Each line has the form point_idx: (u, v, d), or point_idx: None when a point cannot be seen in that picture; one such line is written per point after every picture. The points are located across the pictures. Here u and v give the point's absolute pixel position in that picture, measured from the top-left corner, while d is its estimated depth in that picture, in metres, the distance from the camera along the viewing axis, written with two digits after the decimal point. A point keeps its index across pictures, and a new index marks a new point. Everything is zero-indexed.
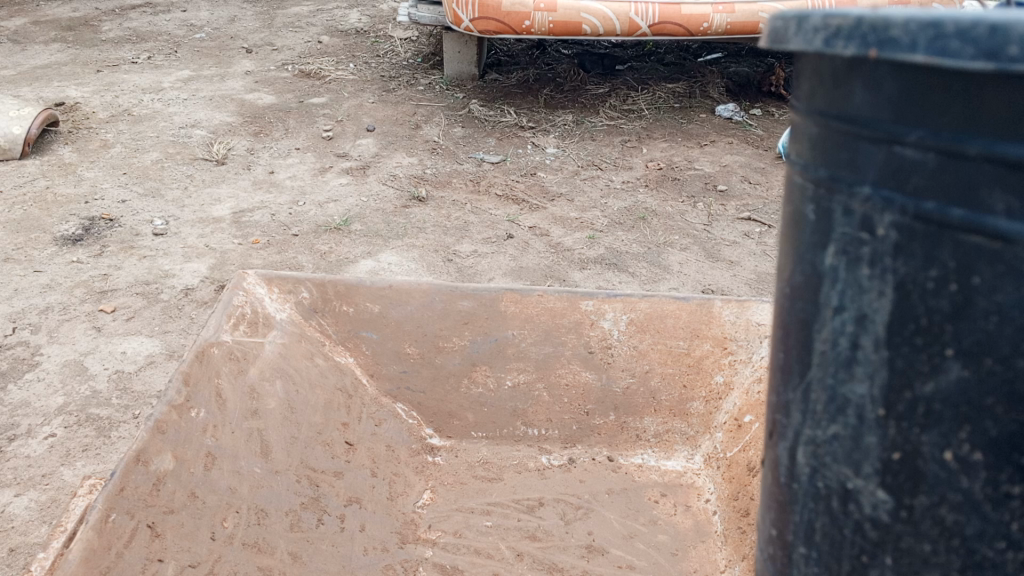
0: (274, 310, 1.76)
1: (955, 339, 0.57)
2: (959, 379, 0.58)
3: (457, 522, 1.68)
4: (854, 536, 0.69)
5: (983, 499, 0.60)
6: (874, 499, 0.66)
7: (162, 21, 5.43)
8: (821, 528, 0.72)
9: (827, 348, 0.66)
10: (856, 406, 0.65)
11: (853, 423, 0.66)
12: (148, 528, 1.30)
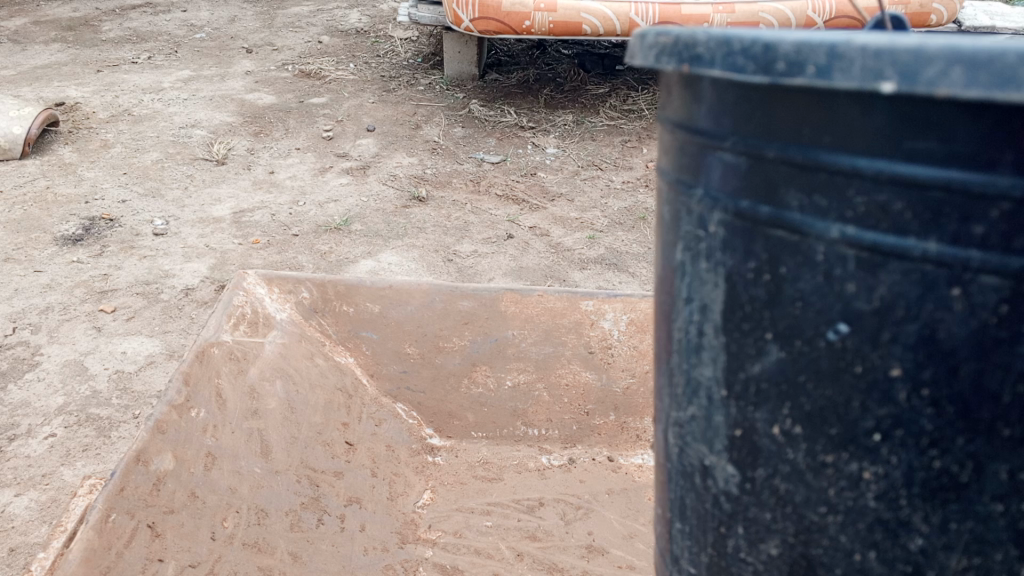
0: (274, 310, 1.76)
1: (773, 322, 0.57)
2: (778, 358, 0.57)
3: (457, 523, 1.69)
4: (711, 510, 0.68)
5: (808, 469, 0.59)
6: (725, 474, 0.66)
7: (162, 21, 5.43)
8: (689, 505, 0.72)
9: (680, 335, 0.66)
10: (698, 386, 0.65)
11: (705, 404, 0.65)
12: (149, 528, 1.30)
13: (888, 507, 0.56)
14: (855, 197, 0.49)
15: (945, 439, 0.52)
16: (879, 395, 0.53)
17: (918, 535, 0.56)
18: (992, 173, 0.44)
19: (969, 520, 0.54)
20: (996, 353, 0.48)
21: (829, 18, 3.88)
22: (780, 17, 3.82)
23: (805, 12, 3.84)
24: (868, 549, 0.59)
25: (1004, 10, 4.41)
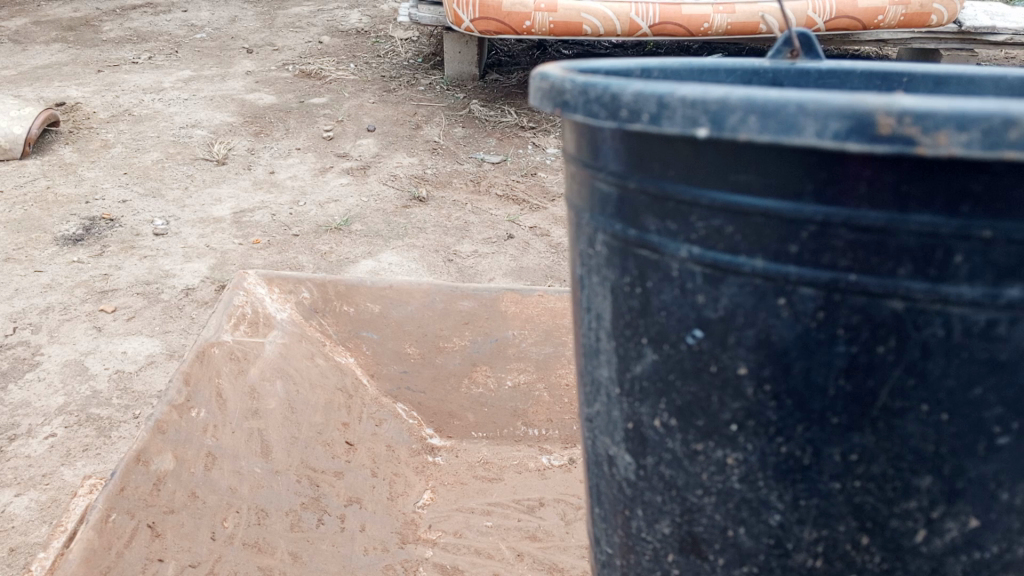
0: (274, 310, 1.76)
1: (647, 329, 0.68)
2: (653, 360, 0.69)
3: (457, 522, 1.68)
4: (619, 495, 0.80)
5: (683, 455, 0.70)
6: (624, 461, 0.77)
7: (162, 21, 5.43)
8: (604, 492, 0.83)
9: (587, 342, 0.78)
10: (598, 385, 0.78)
11: (606, 401, 0.78)
12: (149, 528, 1.30)
13: (750, 488, 0.67)
14: (697, 223, 0.60)
15: (787, 427, 0.63)
16: (731, 391, 0.64)
17: (776, 510, 0.67)
18: (800, 199, 0.55)
19: (815, 496, 0.65)
20: (820, 353, 0.59)
21: (829, 18, 3.86)
22: (781, 18, 3.80)
23: (805, 12, 3.82)
24: (738, 525, 0.70)
25: (1003, 9, 4.37)
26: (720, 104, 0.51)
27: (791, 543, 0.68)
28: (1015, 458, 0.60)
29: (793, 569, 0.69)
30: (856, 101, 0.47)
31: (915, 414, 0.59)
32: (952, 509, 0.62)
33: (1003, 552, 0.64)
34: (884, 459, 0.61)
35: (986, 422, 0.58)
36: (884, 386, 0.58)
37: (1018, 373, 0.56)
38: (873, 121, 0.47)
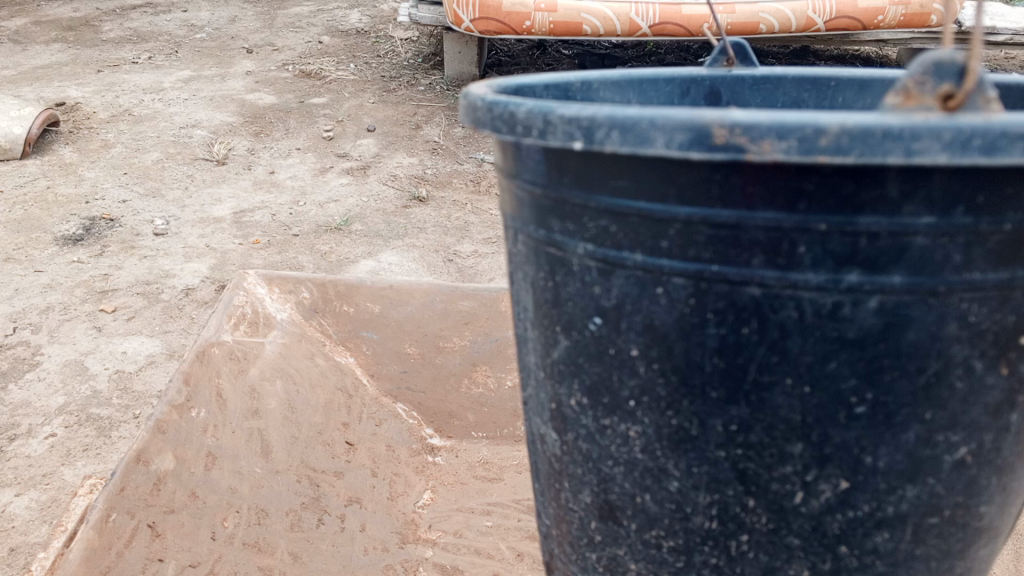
0: (274, 310, 1.76)
1: (558, 317, 0.75)
2: (565, 345, 0.76)
3: (457, 522, 1.68)
4: (550, 472, 0.86)
5: (595, 429, 0.77)
6: (550, 440, 0.84)
7: (162, 21, 5.42)
8: (540, 471, 0.90)
9: (519, 334, 0.86)
10: (528, 371, 0.85)
11: (534, 386, 0.85)
12: (149, 528, 1.30)
13: (651, 457, 0.73)
14: (589, 223, 0.68)
15: (676, 401, 0.69)
16: (627, 370, 0.71)
17: (674, 478, 0.73)
18: (665, 203, 0.62)
19: (705, 463, 0.71)
20: (695, 334, 0.66)
21: (829, 18, 3.91)
22: (780, 17, 3.84)
23: (805, 12, 3.87)
24: (645, 492, 0.75)
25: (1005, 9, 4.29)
26: (588, 121, 0.59)
27: (689, 508, 0.73)
28: (876, 425, 0.66)
29: (694, 533, 0.74)
30: (695, 115, 0.55)
31: (782, 387, 0.65)
32: (825, 473, 0.68)
33: (875, 512, 0.70)
34: (759, 428, 0.67)
35: (843, 393, 0.65)
36: (752, 362, 0.65)
37: (869, 348, 0.63)
38: (711, 133, 0.54)
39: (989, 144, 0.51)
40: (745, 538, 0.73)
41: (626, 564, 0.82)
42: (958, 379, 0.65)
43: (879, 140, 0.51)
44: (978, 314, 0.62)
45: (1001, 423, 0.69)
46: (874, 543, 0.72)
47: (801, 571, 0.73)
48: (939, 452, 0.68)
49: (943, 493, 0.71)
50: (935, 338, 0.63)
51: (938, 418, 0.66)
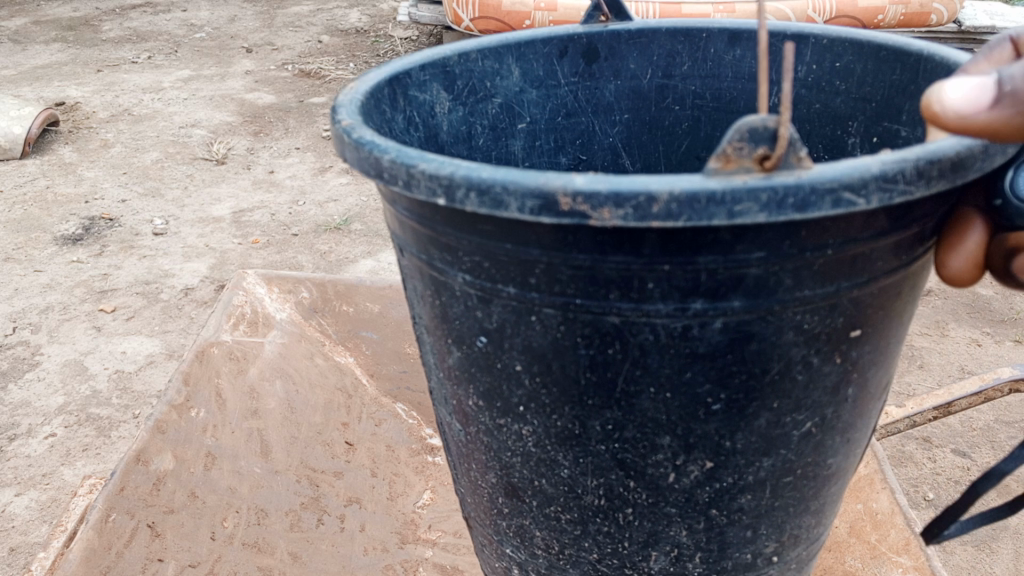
0: (273, 310, 1.78)
1: (447, 331, 0.75)
2: (457, 356, 0.76)
3: (458, 523, 1.60)
4: (461, 455, 0.88)
5: (492, 427, 0.78)
6: (456, 430, 0.86)
7: (162, 21, 5.40)
8: (452, 450, 0.92)
9: (418, 334, 0.86)
10: (431, 368, 0.86)
11: (437, 383, 0.85)
12: (149, 528, 1.36)
13: (542, 449, 0.75)
14: (464, 257, 0.67)
15: (557, 406, 0.71)
16: (513, 380, 0.72)
17: (564, 466, 0.75)
18: (527, 247, 0.61)
19: (588, 455, 0.72)
20: (567, 353, 0.67)
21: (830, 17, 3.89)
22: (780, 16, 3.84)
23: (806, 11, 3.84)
24: (540, 477, 0.77)
25: (1004, 9, 4.24)
26: (445, 182, 0.58)
27: (580, 489, 0.75)
28: (734, 417, 0.68)
29: (586, 509, 0.77)
30: (544, 182, 0.54)
31: (647, 393, 0.67)
32: (692, 456, 0.70)
33: (738, 480, 0.73)
34: (632, 426, 0.69)
35: (700, 396, 0.66)
36: (619, 375, 0.66)
37: (720, 358, 0.64)
38: (555, 200, 0.54)
39: (805, 199, 0.52)
40: (631, 511, 0.75)
41: (532, 535, 0.84)
42: (800, 373, 0.67)
43: (709, 205, 0.52)
44: (815, 321, 0.64)
45: (841, 399, 0.72)
46: (740, 503, 0.75)
47: (680, 532, 0.76)
48: (790, 432, 0.71)
49: (797, 457, 0.74)
50: (779, 344, 0.64)
51: (787, 406, 0.69)
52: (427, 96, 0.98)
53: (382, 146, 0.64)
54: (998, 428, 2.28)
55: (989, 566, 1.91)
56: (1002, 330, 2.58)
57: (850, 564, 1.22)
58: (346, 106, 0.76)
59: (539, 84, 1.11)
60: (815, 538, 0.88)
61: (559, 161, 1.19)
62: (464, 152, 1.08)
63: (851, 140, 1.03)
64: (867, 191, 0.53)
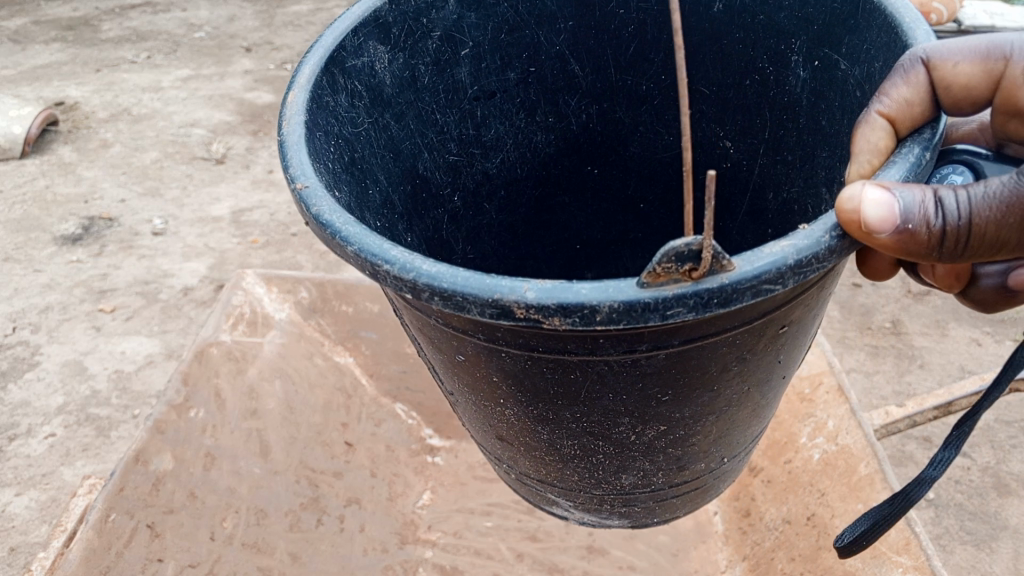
0: (272, 310, 1.74)
1: (425, 331, 0.78)
2: (439, 356, 0.80)
3: (457, 523, 1.65)
4: (450, 399, 0.94)
5: (476, 397, 0.82)
6: (445, 388, 0.90)
7: (162, 20, 5.22)
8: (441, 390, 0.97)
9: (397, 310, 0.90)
10: (411, 339, 0.90)
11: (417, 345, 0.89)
12: (148, 528, 1.37)
13: (522, 419, 0.80)
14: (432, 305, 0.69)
15: (531, 401, 0.75)
16: (488, 379, 0.76)
17: (542, 433, 0.81)
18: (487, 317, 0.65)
19: (562, 429, 0.78)
20: (535, 373, 0.71)
21: None
22: None
23: None
24: (522, 435, 0.83)
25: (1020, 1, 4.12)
26: (409, 285, 0.61)
27: (556, 442, 0.82)
28: (683, 399, 0.73)
29: (564, 456, 0.84)
30: (493, 293, 0.58)
31: (608, 396, 0.71)
32: (651, 424, 0.76)
33: (693, 430, 0.80)
34: (597, 413, 0.74)
35: (651, 394, 0.71)
36: (582, 388, 0.71)
37: (667, 371, 0.69)
38: (510, 309, 0.58)
39: (728, 298, 0.57)
40: (604, 456, 0.82)
41: (523, 461, 0.91)
42: (735, 363, 0.72)
43: (645, 311, 0.56)
44: (747, 336, 0.69)
45: (772, 365, 0.78)
46: (696, 442, 0.82)
47: (647, 464, 0.84)
48: (727, 393, 0.76)
49: (744, 402, 0.80)
50: (717, 354, 0.69)
51: (725, 384, 0.74)
52: (364, 58, 1.00)
53: (344, 232, 0.66)
54: (997, 428, 2.25)
55: (988, 565, 1.93)
56: (1002, 329, 2.57)
57: (851, 564, 1.20)
58: (294, 144, 0.78)
59: (474, 7, 1.14)
60: (762, 429, 0.95)
61: (506, 78, 1.23)
62: (413, 97, 1.11)
63: (795, 57, 1.07)
64: (782, 279, 0.58)
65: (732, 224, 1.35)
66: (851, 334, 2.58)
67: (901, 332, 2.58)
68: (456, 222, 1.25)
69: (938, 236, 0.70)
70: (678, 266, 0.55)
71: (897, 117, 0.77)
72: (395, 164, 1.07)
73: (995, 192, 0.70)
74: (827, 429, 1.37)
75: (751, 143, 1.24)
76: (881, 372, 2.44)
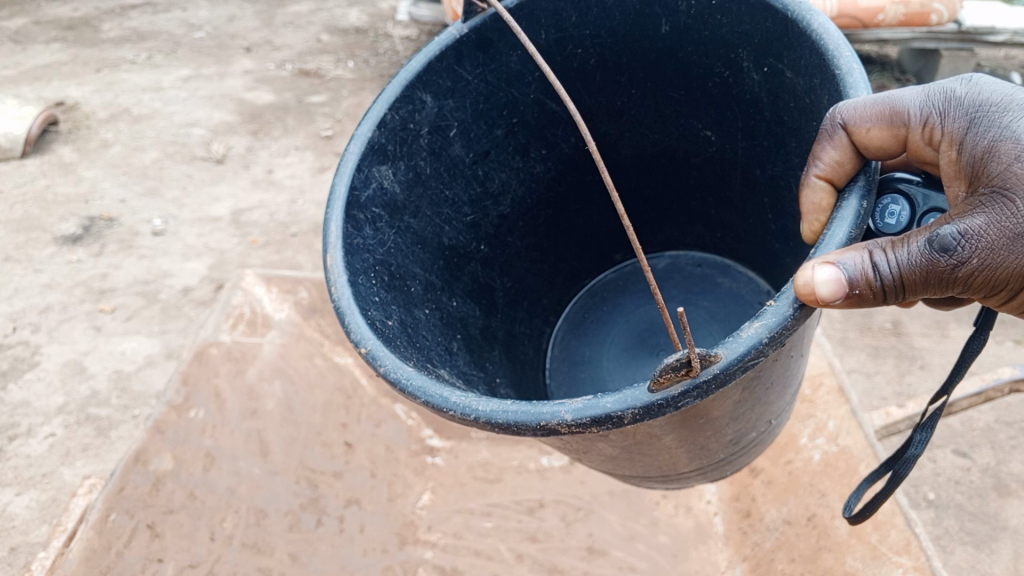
0: (272, 310, 1.77)
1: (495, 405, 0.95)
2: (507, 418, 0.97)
3: (457, 523, 1.55)
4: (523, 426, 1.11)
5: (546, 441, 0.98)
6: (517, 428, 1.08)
7: (162, 20, 5.21)
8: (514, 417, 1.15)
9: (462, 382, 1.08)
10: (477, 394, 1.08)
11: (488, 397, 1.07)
12: (148, 528, 1.45)
13: (582, 450, 0.95)
14: None
15: (590, 444, 0.90)
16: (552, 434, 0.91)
17: (604, 456, 0.95)
18: None
19: (618, 454, 0.93)
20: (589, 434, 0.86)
21: None
22: None
23: None
24: (586, 456, 0.99)
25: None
26: (473, 422, 0.77)
27: (617, 459, 0.95)
28: (717, 413, 0.86)
29: (626, 465, 0.98)
30: (541, 421, 0.74)
31: (656, 432, 0.85)
32: (697, 434, 0.89)
33: (731, 419, 0.91)
34: (648, 440, 0.87)
35: (679, 425, 0.84)
36: (630, 434, 0.84)
37: (700, 405, 0.81)
38: (557, 428, 0.73)
39: (724, 378, 0.69)
40: (658, 459, 0.95)
41: (593, 467, 1.06)
42: (757, 375, 0.84)
43: (661, 406, 0.70)
44: (754, 371, 0.81)
45: (785, 362, 0.90)
46: (735, 429, 0.95)
47: (699, 456, 0.97)
48: (756, 390, 0.88)
49: (769, 385, 0.91)
50: (741, 381, 0.81)
51: (742, 396, 0.86)
52: (374, 183, 1.12)
53: (410, 385, 0.82)
54: (999, 428, 2.24)
55: (988, 566, 1.93)
56: (1003, 329, 2.56)
57: (851, 565, 1.23)
58: (349, 310, 0.91)
59: (450, 93, 1.25)
60: (795, 389, 1.07)
61: (495, 135, 1.37)
62: (422, 189, 1.25)
63: (745, 64, 1.17)
64: (764, 351, 0.70)
65: (733, 192, 1.44)
66: (852, 334, 2.58)
67: (902, 332, 2.58)
68: (488, 265, 1.43)
69: (878, 296, 0.76)
70: (674, 373, 0.67)
71: (832, 179, 0.87)
72: (425, 252, 1.24)
73: (924, 252, 0.75)
74: (828, 430, 1.39)
75: (728, 131, 1.34)
76: (882, 372, 2.44)
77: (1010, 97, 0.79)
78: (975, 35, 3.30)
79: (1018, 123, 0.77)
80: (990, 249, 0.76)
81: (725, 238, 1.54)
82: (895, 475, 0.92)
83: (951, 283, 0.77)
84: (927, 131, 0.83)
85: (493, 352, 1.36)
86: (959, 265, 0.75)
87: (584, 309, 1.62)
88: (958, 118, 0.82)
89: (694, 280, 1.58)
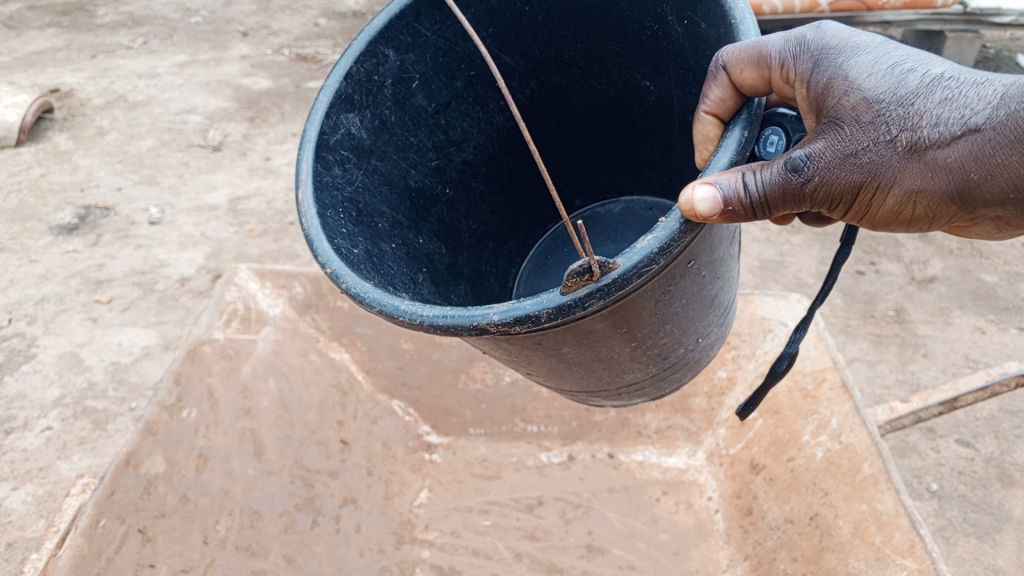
0: (267, 305, 1.69)
1: None
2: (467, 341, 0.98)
3: (455, 522, 1.59)
4: None
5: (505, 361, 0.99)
6: None
7: (158, 4, 5.13)
8: None
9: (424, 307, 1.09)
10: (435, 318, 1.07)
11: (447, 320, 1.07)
12: (139, 532, 1.30)
13: (527, 365, 0.94)
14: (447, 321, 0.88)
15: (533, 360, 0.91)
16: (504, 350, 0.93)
17: (542, 372, 0.96)
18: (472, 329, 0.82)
19: (558, 367, 0.92)
20: (528, 350, 0.87)
21: None
22: None
23: None
24: (527, 370, 0.99)
25: None
26: (421, 327, 0.80)
27: (558, 373, 0.95)
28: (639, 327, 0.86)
29: (569, 379, 0.97)
30: (473, 320, 0.77)
31: (587, 343, 0.86)
32: (627, 347, 0.89)
33: (655, 339, 0.91)
34: (583, 352, 0.88)
35: (604, 334, 0.85)
36: (563, 347, 0.86)
37: (621, 317, 0.82)
38: (487, 328, 0.76)
39: (624, 283, 0.73)
40: (599, 373, 0.95)
41: (536, 381, 1.03)
42: (673, 286, 0.85)
43: (572, 308, 0.73)
44: (669, 278, 0.82)
45: (698, 280, 0.89)
46: (667, 347, 0.94)
47: (636, 371, 0.96)
48: (673, 306, 0.88)
49: (695, 294, 0.90)
50: (651, 294, 0.82)
51: (663, 308, 0.87)
52: (342, 129, 1.12)
53: (367, 296, 0.85)
54: (1003, 418, 2.22)
55: (992, 558, 1.90)
56: (1007, 317, 2.53)
57: (854, 566, 1.17)
58: (318, 236, 0.93)
59: (412, 48, 1.22)
60: (726, 311, 1.05)
61: (454, 87, 1.31)
62: (388, 136, 1.22)
63: (670, 17, 1.14)
64: (658, 258, 0.74)
65: (673, 138, 1.36)
66: (854, 323, 2.55)
67: (905, 319, 2.55)
68: (454, 208, 1.38)
69: (748, 216, 0.76)
70: (579, 278, 0.72)
71: (719, 113, 0.88)
72: (391, 194, 1.21)
73: (781, 173, 0.76)
74: (830, 426, 1.32)
75: (663, 81, 1.27)
76: (884, 361, 2.41)
77: (848, 40, 0.81)
78: (981, 16, 3.19)
79: (854, 62, 0.79)
80: (829, 168, 0.77)
81: (671, 183, 1.44)
82: (772, 371, 0.97)
83: (803, 200, 0.79)
84: (784, 71, 0.82)
85: (459, 287, 1.32)
86: (806, 183, 0.77)
87: (546, 251, 1.53)
88: (807, 59, 0.82)
89: (646, 223, 1.46)
